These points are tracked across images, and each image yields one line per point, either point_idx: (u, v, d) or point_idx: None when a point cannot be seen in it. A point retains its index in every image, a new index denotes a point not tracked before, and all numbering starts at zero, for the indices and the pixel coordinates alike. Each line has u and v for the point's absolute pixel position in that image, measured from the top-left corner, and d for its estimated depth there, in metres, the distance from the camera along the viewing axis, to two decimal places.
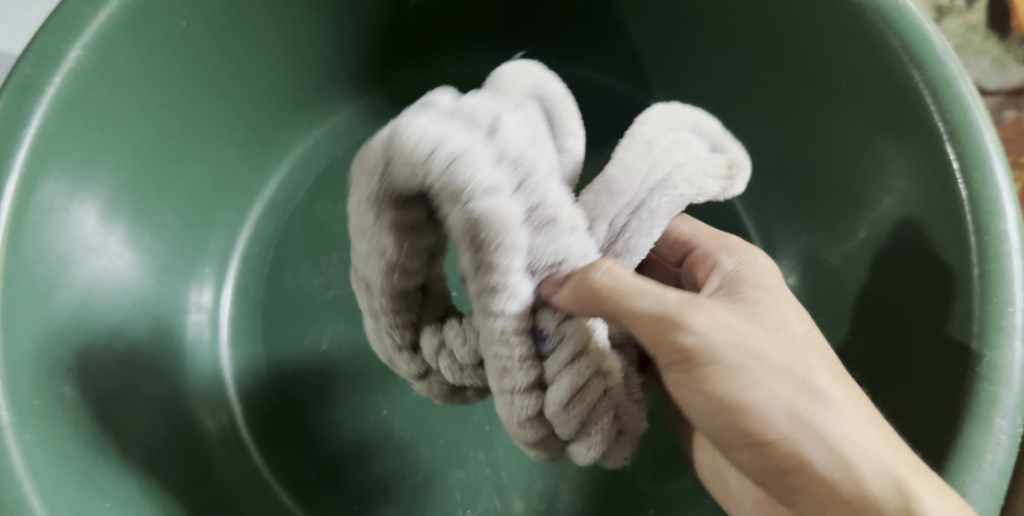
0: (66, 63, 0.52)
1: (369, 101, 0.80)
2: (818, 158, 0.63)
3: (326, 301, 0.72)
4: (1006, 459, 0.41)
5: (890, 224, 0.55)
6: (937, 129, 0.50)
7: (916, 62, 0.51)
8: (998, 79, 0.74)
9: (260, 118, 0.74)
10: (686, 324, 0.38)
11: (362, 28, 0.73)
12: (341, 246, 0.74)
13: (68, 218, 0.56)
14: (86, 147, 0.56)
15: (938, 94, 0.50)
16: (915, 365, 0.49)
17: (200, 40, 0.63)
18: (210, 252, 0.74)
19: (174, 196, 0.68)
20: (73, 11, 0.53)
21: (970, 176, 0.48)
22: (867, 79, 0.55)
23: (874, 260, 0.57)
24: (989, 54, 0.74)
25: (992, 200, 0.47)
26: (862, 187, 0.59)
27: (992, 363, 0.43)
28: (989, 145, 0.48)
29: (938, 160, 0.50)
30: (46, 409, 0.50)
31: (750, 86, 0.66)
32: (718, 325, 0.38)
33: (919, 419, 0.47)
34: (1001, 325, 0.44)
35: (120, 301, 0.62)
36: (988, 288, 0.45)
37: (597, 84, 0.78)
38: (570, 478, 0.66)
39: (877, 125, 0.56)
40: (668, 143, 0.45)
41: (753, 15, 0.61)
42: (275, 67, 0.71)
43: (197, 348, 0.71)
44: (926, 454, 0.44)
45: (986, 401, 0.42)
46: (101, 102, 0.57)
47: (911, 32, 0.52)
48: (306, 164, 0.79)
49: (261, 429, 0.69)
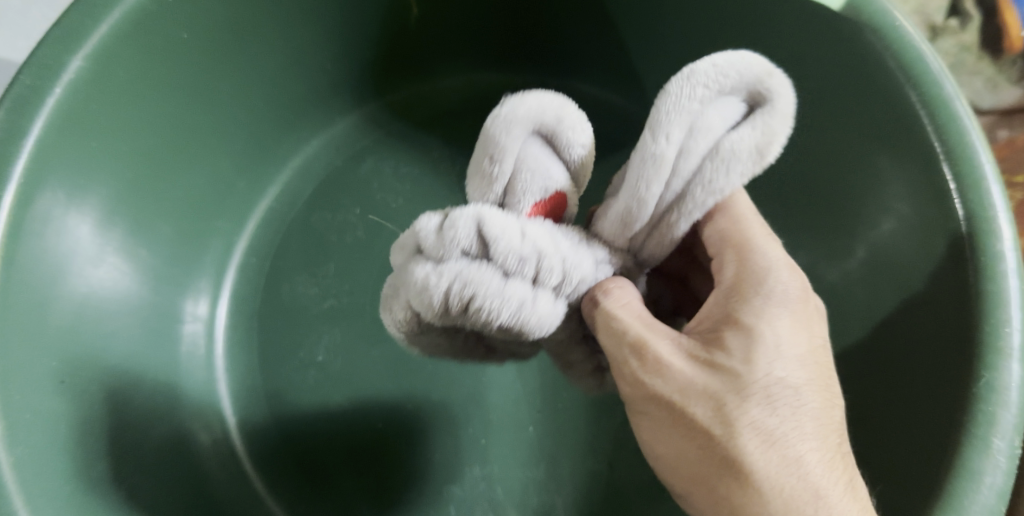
0: (66, 75, 0.52)
1: (369, 113, 0.81)
2: (815, 174, 0.63)
3: (323, 312, 0.72)
4: (1005, 481, 0.40)
5: (889, 243, 0.56)
6: (934, 150, 0.51)
7: (912, 83, 0.52)
8: (991, 99, 0.75)
9: (259, 128, 0.74)
10: (632, 364, 0.41)
11: (363, 40, 0.74)
12: (338, 257, 0.74)
13: (64, 230, 0.55)
14: (83, 158, 0.56)
15: (934, 115, 0.51)
16: (915, 385, 0.49)
17: (201, 51, 0.63)
18: (206, 262, 0.73)
19: (171, 206, 0.68)
20: (75, 21, 0.53)
21: (967, 197, 0.48)
22: (865, 98, 0.56)
23: (872, 277, 0.57)
24: (983, 73, 0.75)
25: (989, 219, 0.47)
26: (860, 206, 0.59)
27: (989, 384, 0.43)
28: (987, 166, 0.48)
29: (935, 180, 0.50)
30: (38, 423, 0.50)
31: None
32: (686, 353, 0.41)
33: (920, 440, 0.47)
34: (999, 346, 0.44)
35: (114, 312, 0.62)
36: (985, 308, 0.45)
37: (596, 98, 0.79)
38: (566, 494, 0.66)
39: (874, 145, 0.56)
40: (711, 110, 0.38)
41: (752, 33, 0.62)
42: (276, 78, 0.71)
43: (192, 358, 0.70)
44: (926, 477, 0.44)
45: (984, 422, 0.42)
46: (101, 112, 0.56)
47: (908, 53, 0.52)
48: (305, 174, 0.79)
49: (255, 442, 0.68)
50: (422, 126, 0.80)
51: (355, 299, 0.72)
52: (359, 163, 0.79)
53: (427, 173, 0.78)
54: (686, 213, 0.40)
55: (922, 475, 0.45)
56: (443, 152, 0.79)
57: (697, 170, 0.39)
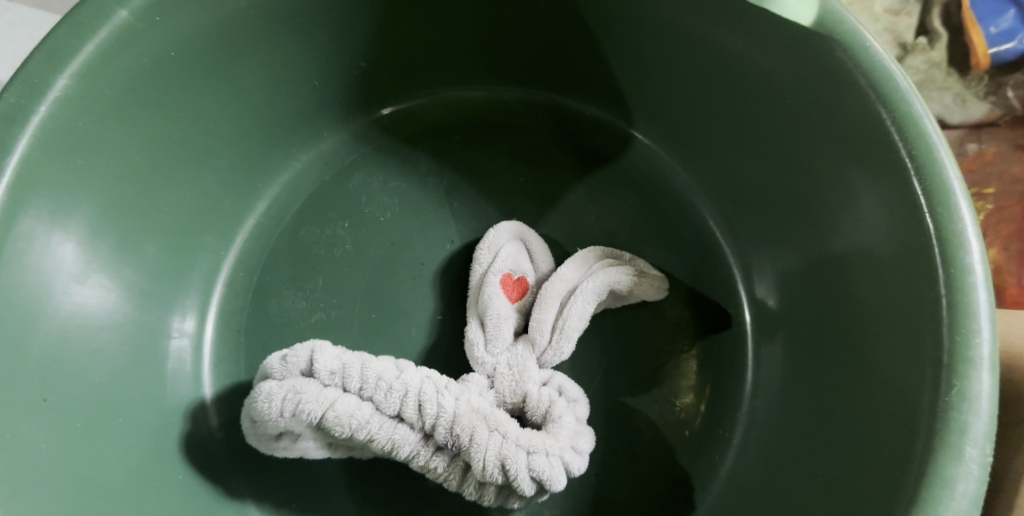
0: (52, 94, 0.52)
1: (356, 128, 0.81)
2: (792, 189, 0.66)
3: (312, 326, 0.72)
4: (978, 489, 0.41)
5: (861, 249, 0.58)
6: (906, 165, 0.51)
7: (883, 101, 0.53)
8: (960, 114, 0.78)
9: (247, 144, 0.74)
10: None
11: (348, 59, 0.74)
12: (326, 271, 0.74)
13: (47, 251, 0.55)
14: (68, 178, 0.56)
15: (904, 132, 0.52)
16: (888, 390, 0.52)
17: (187, 70, 0.63)
18: (193, 279, 0.73)
19: (156, 223, 0.68)
20: (61, 41, 0.53)
21: (936, 210, 0.49)
22: (834, 114, 0.58)
23: (851, 278, 0.60)
24: (951, 89, 0.78)
25: (956, 234, 0.48)
26: (835, 216, 0.62)
27: (962, 393, 0.44)
28: (954, 182, 0.49)
29: (907, 192, 0.51)
30: (13, 444, 0.50)
31: (730, 118, 0.69)
32: None
33: (893, 446, 0.49)
34: (969, 357, 0.45)
35: (99, 332, 0.62)
36: (955, 320, 0.46)
37: (582, 113, 0.81)
38: (553, 504, 0.67)
39: (846, 156, 0.58)
40: (577, 270, 0.70)
41: (722, 53, 0.64)
42: (261, 95, 0.71)
43: (178, 375, 0.70)
44: (895, 477, 0.47)
45: (957, 430, 0.43)
46: (86, 132, 0.57)
47: (878, 71, 0.53)
48: (292, 189, 0.79)
49: (243, 459, 0.68)
50: (410, 141, 0.81)
51: (344, 312, 0.72)
52: (348, 177, 0.79)
53: (415, 188, 0.78)
54: (556, 354, 0.66)
55: (897, 479, 0.46)
56: (430, 167, 0.79)
57: (546, 308, 0.67)
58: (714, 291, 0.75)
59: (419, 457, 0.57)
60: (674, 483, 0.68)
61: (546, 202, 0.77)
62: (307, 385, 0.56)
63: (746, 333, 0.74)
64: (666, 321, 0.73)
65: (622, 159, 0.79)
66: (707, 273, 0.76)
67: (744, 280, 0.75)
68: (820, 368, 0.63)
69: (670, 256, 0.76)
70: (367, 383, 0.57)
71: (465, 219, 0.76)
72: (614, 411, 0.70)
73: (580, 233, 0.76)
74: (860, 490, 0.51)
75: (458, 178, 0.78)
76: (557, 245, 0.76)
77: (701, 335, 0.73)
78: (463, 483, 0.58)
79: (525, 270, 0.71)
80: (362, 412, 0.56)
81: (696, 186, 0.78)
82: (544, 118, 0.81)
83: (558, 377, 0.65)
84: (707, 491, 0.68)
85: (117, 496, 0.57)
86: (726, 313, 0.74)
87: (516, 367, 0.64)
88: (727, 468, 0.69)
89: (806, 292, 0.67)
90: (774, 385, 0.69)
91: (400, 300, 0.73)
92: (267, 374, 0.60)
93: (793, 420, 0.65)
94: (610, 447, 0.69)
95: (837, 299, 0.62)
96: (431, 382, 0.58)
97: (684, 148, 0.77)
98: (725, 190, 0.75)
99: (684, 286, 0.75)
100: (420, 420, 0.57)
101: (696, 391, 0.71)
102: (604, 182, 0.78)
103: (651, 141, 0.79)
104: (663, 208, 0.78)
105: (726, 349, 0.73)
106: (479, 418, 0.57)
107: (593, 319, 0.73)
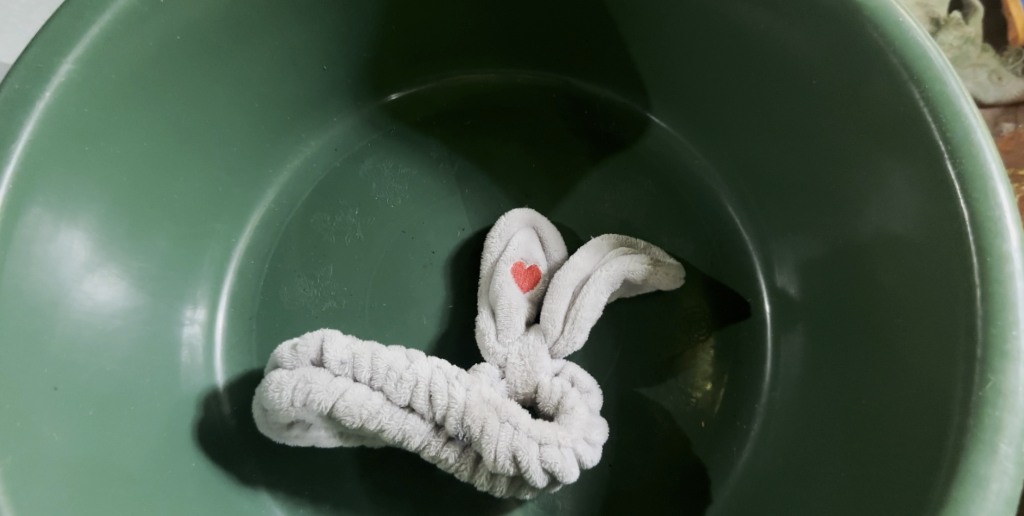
0: (56, 78, 0.52)
1: (367, 113, 0.80)
2: (815, 174, 0.64)
3: (323, 315, 0.72)
4: (1012, 488, 0.39)
5: (889, 235, 0.56)
6: (939, 148, 0.49)
7: (916, 80, 0.50)
8: (995, 92, 0.74)
9: (256, 131, 0.73)
10: None
11: (358, 43, 0.73)
12: (337, 258, 0.73)
13: (54, 241, 0.55)
14: (74, 166, 0.56)
15: (938, 113, 0.49)
16: (915, 383, 0.50)
17: (193, 54, 0.62)
18: (204, 267, 0.73)
19: (166, 210, 0.67)
20: (65, 25, 0.52)
21: (972, 196, 0.47)
22: (862, 95, 0.55)
23: (878, 265, 0.57)
24: (987, 66, 0.74)
25: (993, 220, 0.45)
26: (861, 201, 0.59)
27: (996, 388, 0.42)
28: (991, 166, 0.46)
29: (941, 177, 0.49)
30: (24, 428, 0.50)
31: (751, 101, 0.66)
32: None
33: (920, 440, 0.47)
34: (1005, 350, 0.42)
35: (109, 318, 0.62)
36: (990, 311, 0.44)
37: (596, 96, 0.79)
38: (568, 494, 0.66)
39: (874, 139, 0.55)
40: (591, 259, 0.68)
41: (744, 32, 0.61)
42: (270, 79, 0.70)
43: (191, 362, 0.70)
44: (921, 474, 0.45)
45: (991, 427, 0.41)
46: (95, 118, 0.57)
47: (911, 49, 0.50)
48: (303, 176, 0.78)
49: (256, 447, 0.68)
50: (421, 127, 0.79)
51: (355, 301, 0.72)
52: (359, 163, 0.78)
53: (426, 174, 0.77)
54: (568, 347, 0.64)
55: (924, 477, 0.45)
56: (441, 153, 0.77)
57: (558, 297, 0.65)
58: (733, 279, 0.73)
59: (430, 447, 0.56)
60: (688, 475, 0.66)
61: (559, 189, 0.75)
62: (317, 375, 0.56)
63: (765, 322, 0.72)
64: (681, 310, 0.71)
65: (637, 144, 0.77)
66: (726, 262, 0.73)
67: (764, 268, 0.73)
68: (844, 360, 0.61)
69: (687, 244, 0.74)
70: (376, 373, 0.56)
71: (477, 206, 0.75)
72: (627, 402, 0.68)
73: (594, 220, 0.74)
74: (886, 485, 0.49)
75: (470, 164, 0.77)
76: (570, 233, 0.74)
77: (719, 325, 0.71)
78: (474, 474, 0.57)
79: (537, 259, 0.69)
80: (372, 402, 0.55)
81: (715, 172, 0.75)
82: (557, 102, 0.79)
83: (570, 368, 0.63)
84: (724, 484, 0.67)
85: (131, 484, 0.57)
86: (745, 302, 0.72)
87: (527, 358, 0.63)
88: (743, 461, 0.67)
89: (829, 281, 0.65)
90: (794, 377, 0.67)
91: (411, 288, 0.72)
92: (278, 364, 0.59)
93: (814, 412, 0.63)
94: (625, 437, 0.67)
95: (861, 288, 0.60)
96: (441, 372, 0.57)
97: (702, 132, 0.74)
98: (744, 175, 0.73)
99: (701, 275, 0.73)
100: (431, 411, 0.56)
101: (713, 381, 0.69)
102: (619, 167, 0.76)
103: (667, 124, 0.77)
104: (680, 195, 0.75)
105: (745, 338, 0.71)
106: (490, 409, 0.56)
107: (607, 308, 0.71)
